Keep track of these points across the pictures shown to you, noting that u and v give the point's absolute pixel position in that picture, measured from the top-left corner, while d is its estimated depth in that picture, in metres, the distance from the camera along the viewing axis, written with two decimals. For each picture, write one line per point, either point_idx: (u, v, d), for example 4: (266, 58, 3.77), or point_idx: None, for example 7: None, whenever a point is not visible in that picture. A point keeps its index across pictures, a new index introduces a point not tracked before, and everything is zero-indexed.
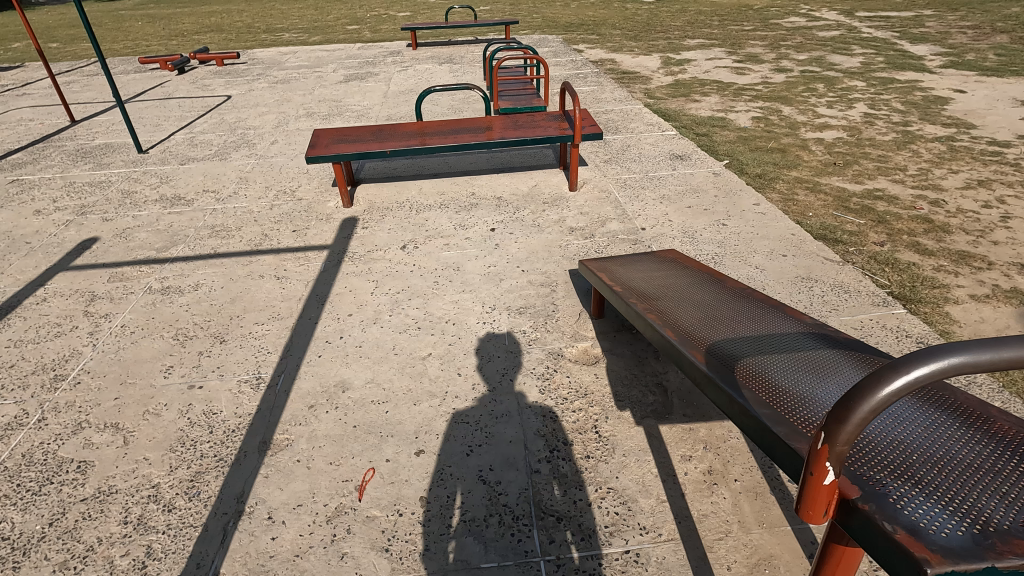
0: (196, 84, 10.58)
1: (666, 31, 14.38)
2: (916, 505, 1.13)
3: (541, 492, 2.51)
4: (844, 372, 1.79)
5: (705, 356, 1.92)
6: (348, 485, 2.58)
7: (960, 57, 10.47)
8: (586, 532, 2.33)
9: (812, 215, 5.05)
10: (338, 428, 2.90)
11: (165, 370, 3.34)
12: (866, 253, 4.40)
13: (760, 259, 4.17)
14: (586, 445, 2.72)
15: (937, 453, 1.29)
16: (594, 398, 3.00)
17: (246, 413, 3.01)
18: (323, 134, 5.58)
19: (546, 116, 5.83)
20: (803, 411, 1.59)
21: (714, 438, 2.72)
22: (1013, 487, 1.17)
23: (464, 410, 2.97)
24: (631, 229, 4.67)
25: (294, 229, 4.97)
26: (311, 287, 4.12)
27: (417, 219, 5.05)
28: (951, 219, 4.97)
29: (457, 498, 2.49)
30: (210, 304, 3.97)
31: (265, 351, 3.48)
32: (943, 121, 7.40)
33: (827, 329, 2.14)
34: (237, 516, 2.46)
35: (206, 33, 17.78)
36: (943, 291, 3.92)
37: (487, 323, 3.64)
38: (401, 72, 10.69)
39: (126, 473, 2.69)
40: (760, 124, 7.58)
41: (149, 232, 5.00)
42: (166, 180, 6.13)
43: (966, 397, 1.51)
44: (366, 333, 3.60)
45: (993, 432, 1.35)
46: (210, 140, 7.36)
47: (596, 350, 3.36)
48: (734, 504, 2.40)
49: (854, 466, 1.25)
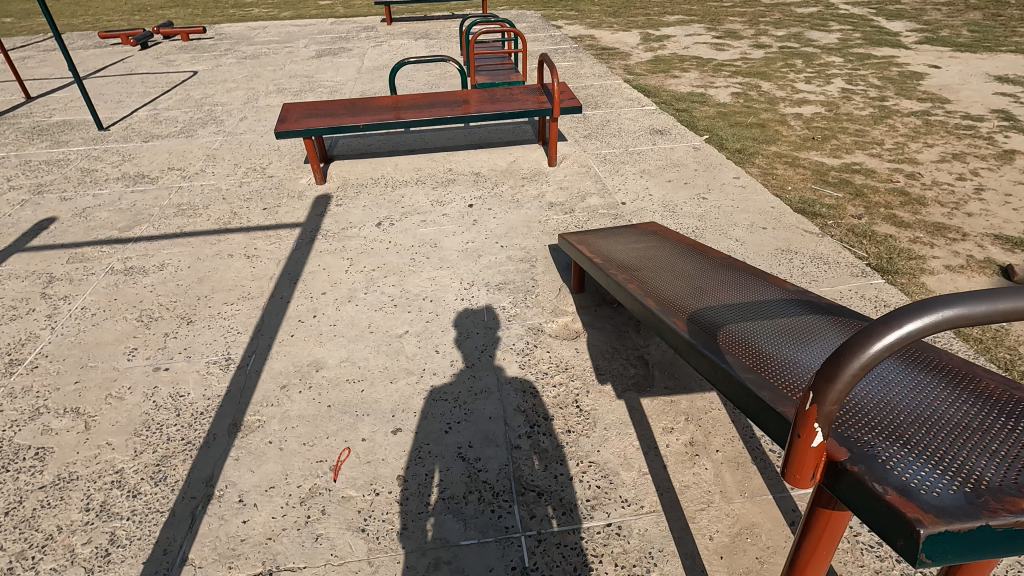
0: (160, 60, 10.15)
1: (645, 7, 14.21)
2: (906, 466, 1.09)
3: (521, 467, 2.46)
4: (828, 337, 1.75)
5: (687, 324, 1.87)
6: (322, 465, 2.50)
7: (935, 34, 10.53)
8: (568, 506, 2.29)
9: (791, 189, 5.04)
10: (312, 408, 2.80)
11: (129, 353, 3.20)
12: (844, 226, 4.41)
13: (740, 232, 4.14)
14: (567, 420, 2.68)
15: (925, 413, 1.26)
16: (574, 372, 2.95)
17: (215, 395, 2.90)
18: (293, 108, 5.37)
19: (524, 90, 5.70)
20: (787, 375, 1.54)
21: (695, 409, 2.70)
22: (1003, 445, 1.13)
23: (442, 387, 2.90)
24: (611, 204, 4.60)
25: (264, 207, 4.80)
26: (283, 266, 3.98)
27: (393, 196, 4.91)
28: (927, 192, 5.01)
29: (435, 476, 2.43)
30: (177, 284, 3.81)
31: (236, 331, 3.35)
32: (919, 96, 7.44)
33: (810, 296, 2.10)
34: (206, 500, 2.37)
35: (172, 7, 17.05)
36: (919, 262, 3.95)
37: (465, 299, 3.56)
38: (376, 48, 10.39)
39: (87, 458, 2.57)
40: (739, 99, 7.54)
41: (111, 211, 4.78)
42: (129, 158, 5.87)
43: (951, 357, 1.49)
44: (340, 311, 3.49)
45: (980, 391, 1.32)
46: (176, 117, 7.07)
47: (576, 324, 3.30)
48: (715, 475, 2.38)
49: (842, 429, 1.21)
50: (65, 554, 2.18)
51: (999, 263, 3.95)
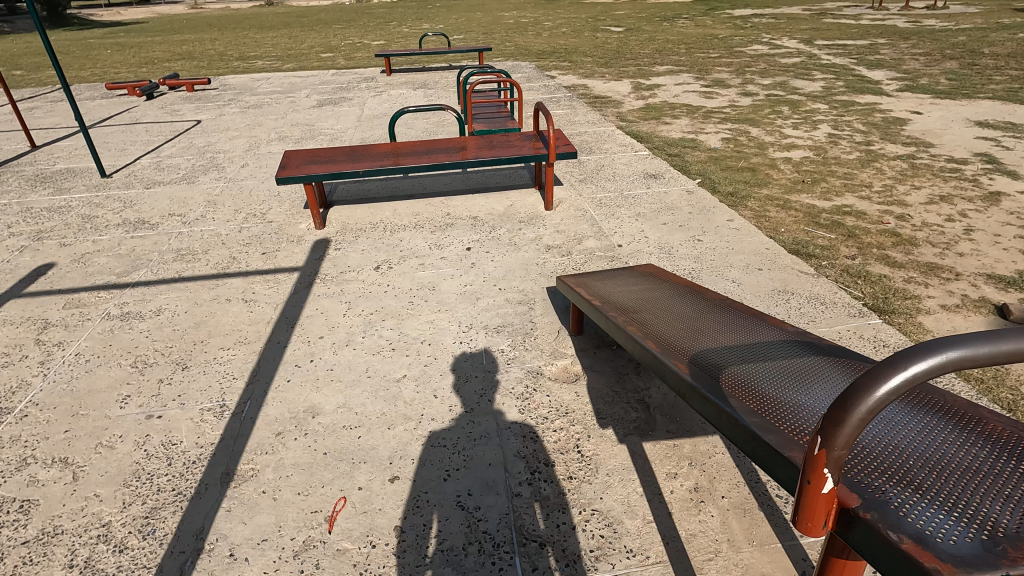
0: (165, 109, 10.42)
1: (636, 58, 14.77)
2: (920, 512, 1.07)
3: (522, 517, 2.39)
4: (831, 379, 1.74)
5: (688, 366, 1.86)
6: (317, 516, 2.42)
7: (915, 82, 10.95)
8: (571, 557, 2.21)
9: (784, 231, 5.12)
10: (308, 456, 2.74)
11: (122, 400, 3.14)
12: (838, 266, 4.46)
13: (736, 273, 4.18)
14: (569, 466, 2.62)
15: (934, 457, 1.24)
16: (575, 416, 2.91)
17: (208, 443, 2.83)
18: (294, 155, 5.47)
19: (520, 137, 5.84)
20: (792, 418, 1.53)
21: (699, 453, 2.65)
22: (1016, 490, 1.11)
23: (440, 433, 2.85)
24: (608, 246, 4.65)
25: (263, 252, 4.83)
26: (281, 310, 3.97)
27: (391, 240, 4.96)
28: (918, 233, 5.09)
29: (434, 526, 2.36)
30: (173, 329, 3.79)
31: (231, 377, 3.31)
32: (903, 141, 7.67)
33: (809, 337, 2.10)
34: (196, 554, 2.28)
35: (179, 60, 17.65)
36: (915, 301, 3.97)
37: (464, 342, 3.54)
38: (376, 97, 10.70)
39: (73, 511, 2.49)
40: (730, 144, 7.76)
41: (110, 257, 4.80)
42: (130, 204, 5.93)
43: (955, 399, 1.48)
44: (338, 356, 3.46)
45: (987, 434, 1.30)
46: (178, 164, 7.19)
47: (576, 367, 3.28)
48: (722, 522, 2.31)
49: (853, 474, 1.19)
50: None
51: (994, 302, 3.98)
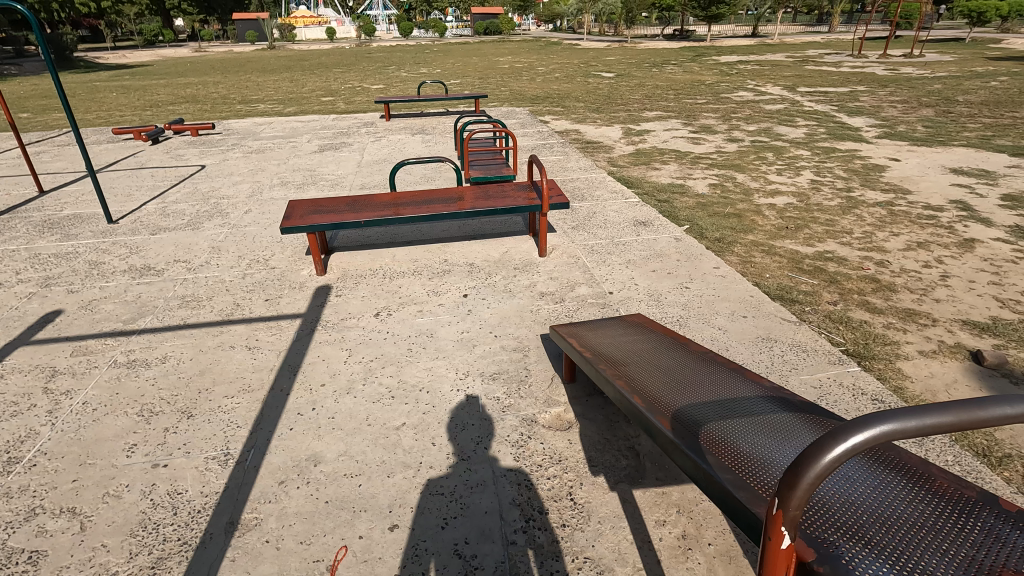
0: (170, 154, 10.72)
1: (627, 104, 15.35)
2: (868, 566, 1.21)
3: (517, 565, 2.48)
4: (800, 435, 1.89)
5: (671, 422, 2.00)
6: (319, 565, 2.51)
7: (893, 129, 11.45)
8: None
9: (768, 277, 5.33)
10: (310, 504, 2.83)
11: (128, 449, 3.24)
12: (820, 312, 4.65)
13: (722, 320, 4.36)
14: (562, 513, 2.72)
15: (886, 512, 1.38)
16: (568, 464, 3.02)
17: (213, 492, 2.92)
18: (298, 204, 5.69)
19: (515, 186, 6.10)
20: (762, 474, 1.67)
21: (686, 501, 2.77)
22: (954, 545, 1.26)
23: (438, 481, 2.95)
24: (599, 293, 4.84)
25: (266, 298, 4.98)
26: (283, 357, 4.11)
27: (391, 287, 5.13)
28: (896, 279, 5.31)
29: (432, 575, 2.44)
30: (178, 377, 3.91)
31: (235, 426, 3.41)
32: (882, 187, 8.01)
33: (785, 393, 2.25)
34: None
35: (183, 104, 18.18)
36: (893, 347, 4.15)
37: (461, 390, 3.67)
38: (375, 143, 11.06)
39: (81, 562, 2.56)
40: (717, 190, 8.07)
41: (117, 303, 4.95)
42: (136, 250, 6.11)
43: (910, 456, 1.63)
44: (339, 403, 3.58)
45: (935, 490, 1.45)
46: (183, 210, 7.41)
47: (569, 415, 3.41)
48: (709, 569, 2.41)
49: (812, 529, 1.33)
50: None
51: (969, 348, 4.16)
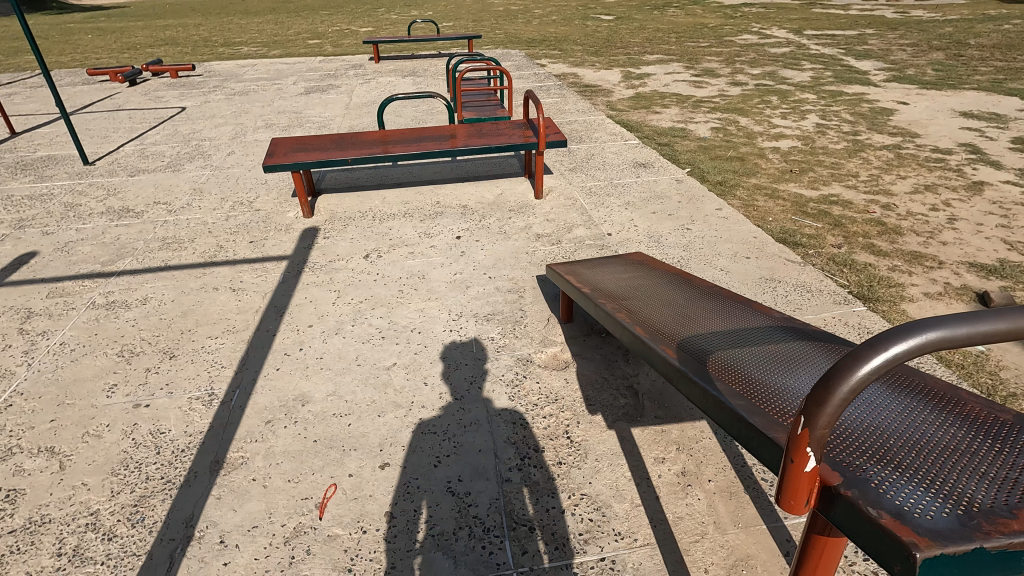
0: (149, 96, 10.23)
1: (627, 47, 14.73)
2: (899, 490, 1.09)
3: (512, 502, 2.41)
4: (814, 363, 1.77)
5: (676, 351, 1.88)
6: (308, 502, 2.43)
7: (902, 72, 11.04)
8: (560, 540, 2.24)
9: (771, 220, 5.16)
10: (298, 443, 2.74)
11: (109, 389, 3.12)
12: (824, 255, 4.51)
13: (724, 261, 4.22)
14: (558, 451, 2.65)
15: (914, 438, 1.27)
16: (565, 403, 2.93)
17: (197, 432, 2.82)
18: (281, 143, 5.41)
19: (510, 124, 5.82)
20: (777, 401, 1.55)
21: (686, 438, 2.69)
22: (993, 467, 1.14)
23: (430, 420, 2.86)
24: (597, 235, 4.67)
25: (251, 240, 4.79)
26: (269, 299, 3.95)
27: (380, 229, 4.94)
28: (902, 222, 5.16)
29: (424, 512, 2.37)
30: (160, 318, 3.76)
31: (219, 366, 3.29)
32: (890, 131, 7.75)
33: (796, 323, 2.13)
34: (186, 542, 2.28)
35: (162, 46, 17.34)
36: (898, 289, 4.03)
37: (454, 330, 3.55)
38: (364, 85, 10.58)
39: (60, 500, 2.47)
40: (719, 134, 7.78)
41: (94, 245, 4.74)
42: (114, 192, 5.85)
43: (936, 382, 1.51)
44: (328, 344, 3.46)
45: (966, 415, 1.34)
46: (163, 152, 7.09)
47: (566, 354, 3.30)
48: (708, 505, 2.35)
49: (836, 454, 1.21)
50: None
51: (975, 290, 4.05)
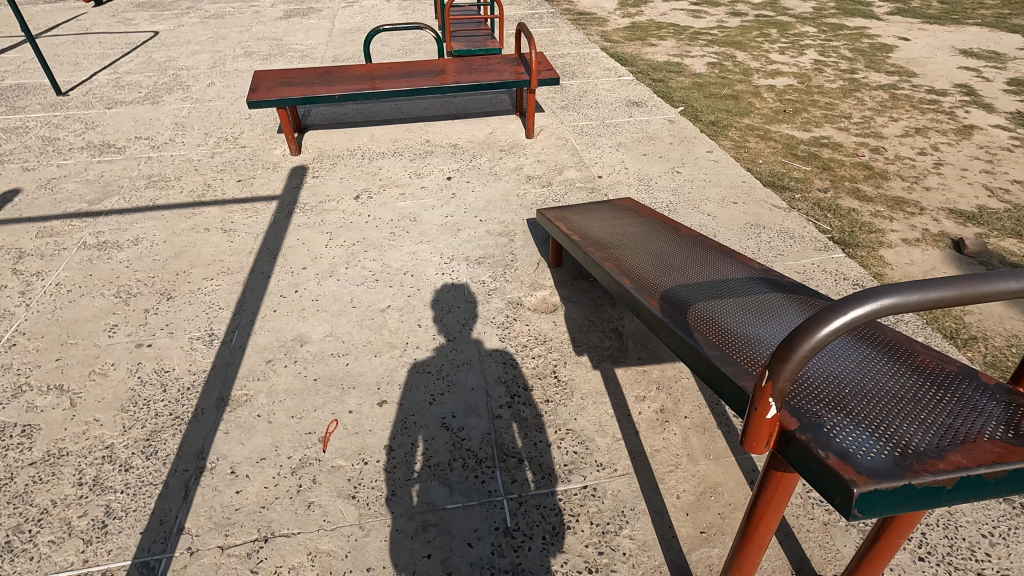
0: (117, 18, 9.65)
1: None
2: (848, 434, 1.23)
3: (502, 436, 2.59)
4: (787, 315, 1.89)
5: (659, 302, 1.99)
6: (311, 437, 2.59)
7: (906, 4, 10.66)
8: (546, 471, 2.43)
9: (761, 163, 5.17)
10: (299, 382, 2.88)
11: (110, 329, 3.20)
12: (810, 200, 4.58)
13: (712, 206, 4.28)
14: (546, 390, 2.81)
15: (868, 387, 1.40)
16: (552, 344, 3.08)
17: (200, 370, 2.94)
18: (265, 76, 5.23)
19: (501, 59, 5.64)
20: (749, 350, 1.68)
21: (666, 378, 2.87)
22: (932, 414, 1.29)
23: (424, 361, 3.00)
24: (588, 177, 4.67)
25: (239, 179, 4.73)
26: (261, 240, 3.98)
27: (370, 168, 4.89)
28: (889, 166, 5.21)
29: (420, 445, 2.55)
30: (153, 259, 3.79)
31: (217, 307, 3.37)
32: (887, 69, 7.61)
33: (774, 274, 2.23)
34: (199, 473, 2.44)
35: None
36: (878, 235, 4.14)
37: (446, 274, 3.63)
38: (347, 9, 10.03)
39: (76, 435, 2.61)
40: (715, 70, 7.60)
41: (78, 182, 4.66)
42: (93, 125, 5.67)
43: (895, 335, 1.64)
44: (323, 287, 3.53)
45: (917, 367, 1.47)
46: (139, 82, 6.80)
47: (554, 298, 3.42)
48: (683, 439, 2.55)
49: (796, 402, 1.35)
50: (62, 527, 2.24)
51: (952, 236, 4.18)
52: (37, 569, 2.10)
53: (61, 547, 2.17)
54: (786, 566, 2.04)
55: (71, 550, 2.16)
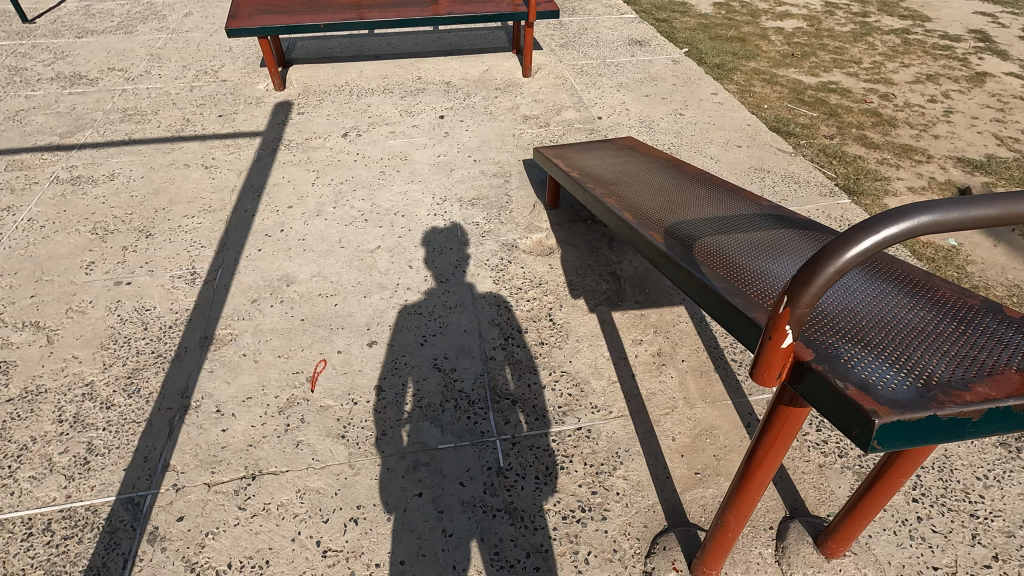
0: None
1: None
2: (867, 368, 1.18)
3: (496, 378, 2.52)
4: (797, 250, 1.80)
5: (663, 236, 1.89)
6: (299, 376, 2.52)
7: None
8: (540, 412, 2.39)
9: (767, 107, 4.98)
10: (285, 322, 2.78)
11: (86, 267, 3.07)
12: (816, 146, 4.43)
13: (715, 149, 4.12)
14: (541, 332, 2.74)
15: (886, 323, 1.35)
16: (548, 287, 2.99)
17: (183, 309, 2.84)
18: (245, 3, 4.89)
19: None
20: (759, 284, 1.60)
21: (664, 322, 2.80)
22: (954, 349, 1.23)
23: (415, 302, 2.90)
24: (587, 118, 4.48)
25: (220, 114, 4.49)
26: (244, 177, 3.80)
27: (358, 105, 4.65)
28: (898, 113, 5.03)
29: (411, 386, 2.48)
30: (131, 195, 3.61)
31: (199, 246, 3.23)
32: (900, 13, 7.28)
33: (783, 211, 2.13)
34: (183, 411, 2.37)
35: None
36: (884, 183, 4.01)
37: (438, 214, 3.49)
38: None
39: (54, 372, 2.52)
40: (721, 10, 7.24)
41: (49, 114, 4.41)
42: (62, 55, 5.32)
43: (913, 273, 1.58)
44: (310, 226, 3.39)
45: (936, 304, 1.41)
46: (111, 10, 6.38)
47: (551, 241, 3.30)
48: (680, 382, 2.51)
49: (812, 336, 1.29)
50: (43, 463, 2.18)
51: (958, 185, 4.07)
52: (17, 504, 2.05)
53: (43, 483, 2.11)
54: (780, 506, 2.02)
55: (53, 486, 2.11)
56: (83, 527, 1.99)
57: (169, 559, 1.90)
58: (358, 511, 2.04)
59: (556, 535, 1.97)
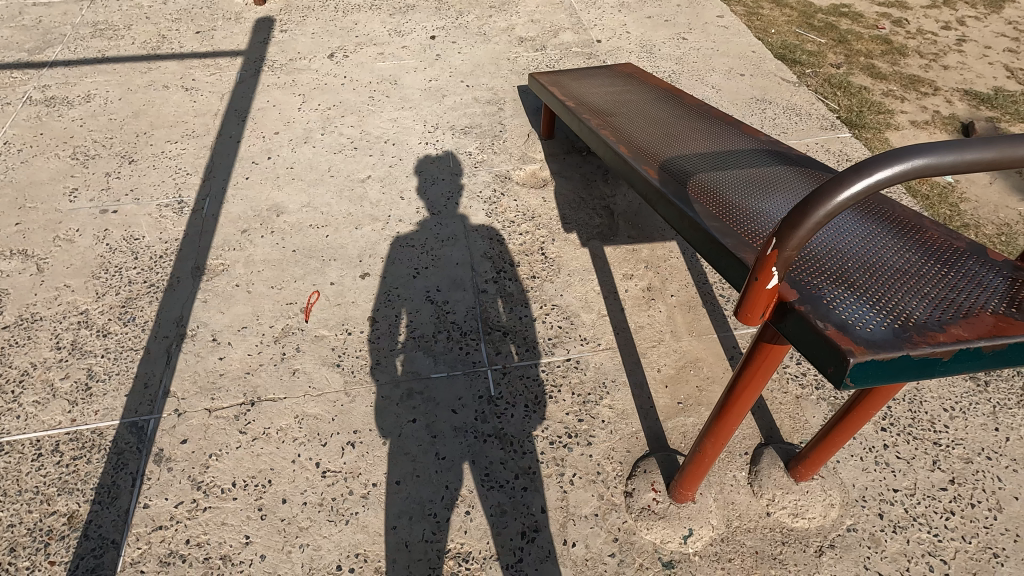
0: None
1: None
2: (848, 308, 1.21)
3: (487, 310, 2.56)
4: (792, 188, 1.80)
5: (658, 172, 1.87)
6: (293, 307, 2.55)
7: None
8: (530, 343, 2.45)
9: (774, 32, 4.75)
10: (277, 252, 2.77)
11: (70, 193, 3.00)
12: (821, 75, 4.27)
13: (717, 78, 3.97)
14: (533, 266, 2.75)
15: (871, 264, 1.37)
16: (541, 221, 2.97)
17: (172, 238, 2.81)
18: None
19: None
20: (750, 222, 1.61)
21: (655, 258, 2.82)
22: (934, 290, 1.26)
23: (407, 234, 2.88)
24: (586, 40, 4.26)
25: (197, 30, 4.24)
26: (227, 100, 3.64)
27: (345, 23, 4.40)
28: (910, 41, 4.82)
29: (404, 318, 2.52)
30: (110, 118, 3.47)
31: (185, 172, 3.16)
32: None
33: (781, 147, 2.09)
34: (179, 339, 2.41)
35: None
36: (887, 116, 3.91)
37: (429, 143, 3.40)
38: None
39: (48, 300, 2.53)
40: None
41: (14, 28, 4.14)
42: None
43: (904, 214, 1.58)
44: (297, 153, 3.30)
45: (924, 246, 1.43)
46: None
47: (545, 173, 3.25)
48: (668, 316, 2.56)
49: (798, 276, 1.31)
50: (46, 389, 2.24)
51: (962, 119, 3.97)
52: (25, 427, 2.12)
53: (47, 408, 2.18)
54: (756, 434, 2.13)
55: (58, 410, 2.17)
56: (90, 448, 2.07)
57: (176, 478, 2.00)
58: (355, 435, 2.13)
59: (544, 458, 2.08)
